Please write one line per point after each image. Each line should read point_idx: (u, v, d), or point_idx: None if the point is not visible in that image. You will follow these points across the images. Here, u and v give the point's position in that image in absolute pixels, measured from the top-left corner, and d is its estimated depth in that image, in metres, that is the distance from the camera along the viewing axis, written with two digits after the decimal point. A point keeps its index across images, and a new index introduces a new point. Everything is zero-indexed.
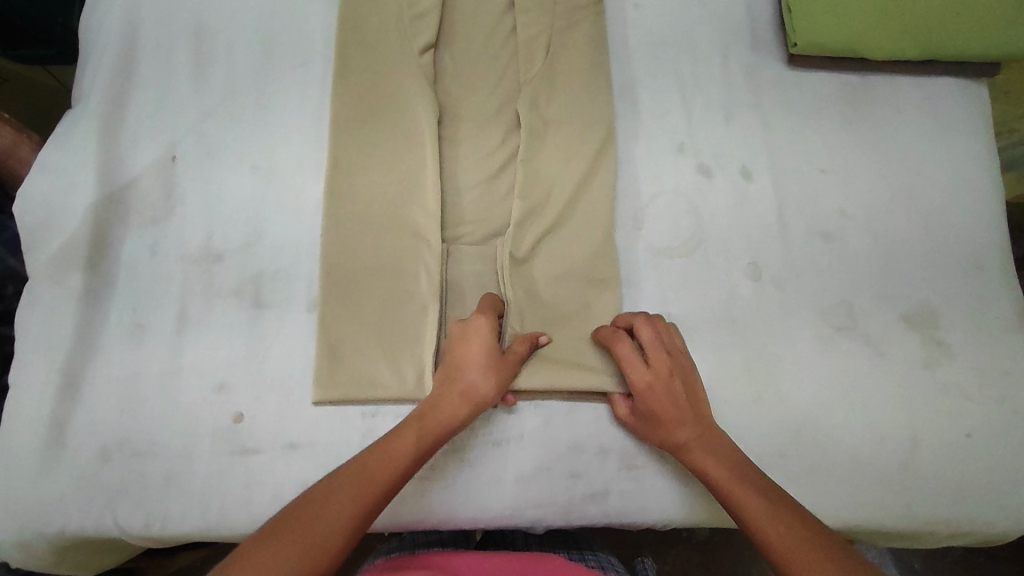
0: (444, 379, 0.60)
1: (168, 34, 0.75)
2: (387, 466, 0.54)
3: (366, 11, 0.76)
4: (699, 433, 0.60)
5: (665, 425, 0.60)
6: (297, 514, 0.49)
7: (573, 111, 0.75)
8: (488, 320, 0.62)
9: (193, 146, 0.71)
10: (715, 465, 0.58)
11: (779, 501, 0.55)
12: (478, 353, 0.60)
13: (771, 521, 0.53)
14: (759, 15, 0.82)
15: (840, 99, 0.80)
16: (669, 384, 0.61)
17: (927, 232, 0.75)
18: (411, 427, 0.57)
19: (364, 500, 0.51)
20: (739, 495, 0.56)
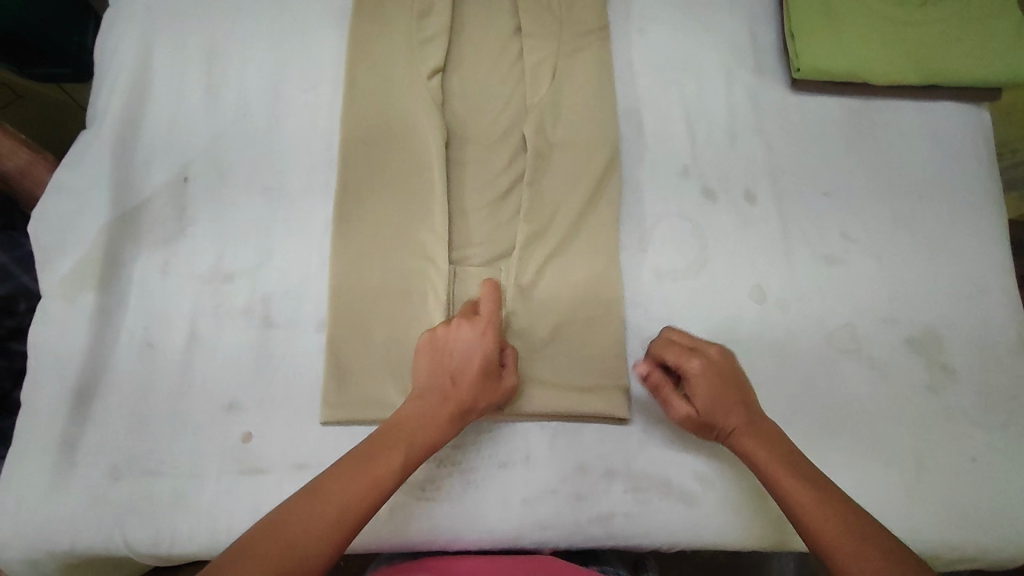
0: (431, 388, 0.59)
1: (181, 56, 0.76)
2: (374, 482, 0.52)
3: (375, 35, 0.77)
4: (745, 420, 0.60)
5: (716, 410, 0.61)
6: (273, 533, 0.47)
7: (580, 134, 0.76)
8: (486, 331, 0.61)
9: (205, 168, 0.72)
10: (765, 454, 0.58)
11: (826, 490, 0.54)
12: (474, 365, 0.60)
13: (817, 509, 0.53)
14: (762, 40, 0.83)
15: (842, 123, 0.81)
16: (714, 371, 0.62)
17: (930, 255, 0.76)
18: (400, 442, 0.55)
19: (347, 518, 0.49)
20: (786, 481, 0.55)
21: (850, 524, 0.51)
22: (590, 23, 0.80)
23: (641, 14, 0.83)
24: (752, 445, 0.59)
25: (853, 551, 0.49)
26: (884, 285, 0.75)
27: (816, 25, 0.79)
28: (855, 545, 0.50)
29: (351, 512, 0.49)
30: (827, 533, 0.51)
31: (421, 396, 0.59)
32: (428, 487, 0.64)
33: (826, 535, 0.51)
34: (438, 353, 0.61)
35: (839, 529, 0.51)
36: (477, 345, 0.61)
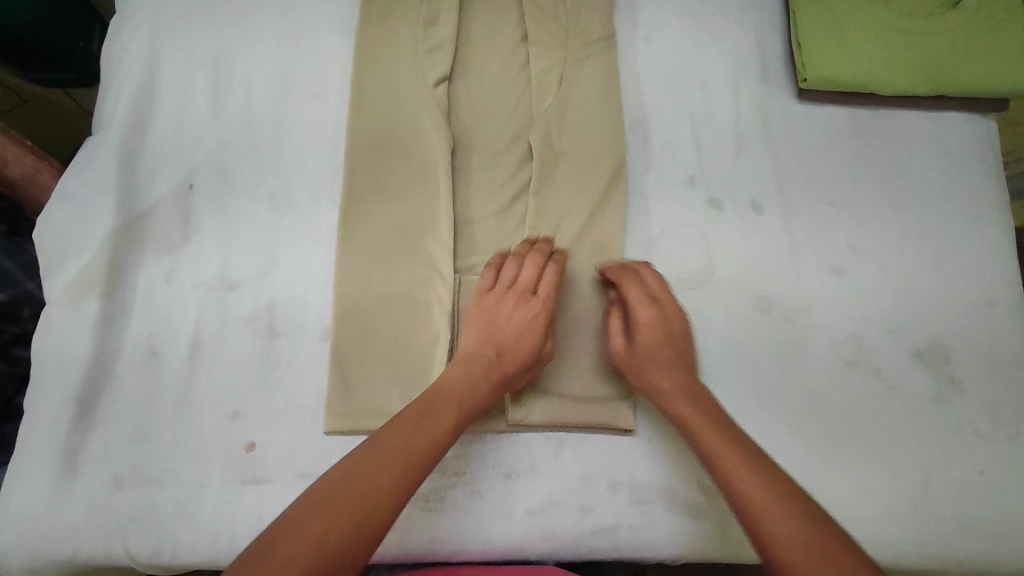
0: (482, 355, 0.61)
1: (187, 63, 0.76)
2: (431, 436, 0.53)
3: (381, 43, 0.77)
4: (681, 379, 0.61)
5: (654, 368, 0.62)
6: (340, 486, 0.47)
7: (585, 142, 0.76)
8: (537, 309, 0.63)
9: (210, 175, 0.72)
10: (696, 412, 0.58)
11: (750, 449, 0.54)
12: (526, 344, 0.62)
13: (739, 463, 0.52)
14: (768, 49, 0.83)
15: (849, 133, 0.81)
16: (664, 329, 0.63)
17: (937, 265, 0.76)
18: (452, 406, 0.56)
19: (410, 469, 0.50)
20: (710, 437, 0.55)
21: (769, 480, 0.51)
22: (596, 31, 0.80)
23: (648, 22, 0.83)
24: (683, 402, 0.59)
25: (768, 504, 0.49)
26: (890, 295, 0.74)
27: (826, 34, 0.79)
28: (770, 498, 0.49)
29: (415, 465, 0.50)
30: (745, 485, 0.51)
31: (469, 362, 0.60)
32: (433, 498, 0.63)
33: (743, 487, 0.51)
34: (487, 320, 0.63)
35: (757, 481, 0.51)
36: (528, 321, 0.63)
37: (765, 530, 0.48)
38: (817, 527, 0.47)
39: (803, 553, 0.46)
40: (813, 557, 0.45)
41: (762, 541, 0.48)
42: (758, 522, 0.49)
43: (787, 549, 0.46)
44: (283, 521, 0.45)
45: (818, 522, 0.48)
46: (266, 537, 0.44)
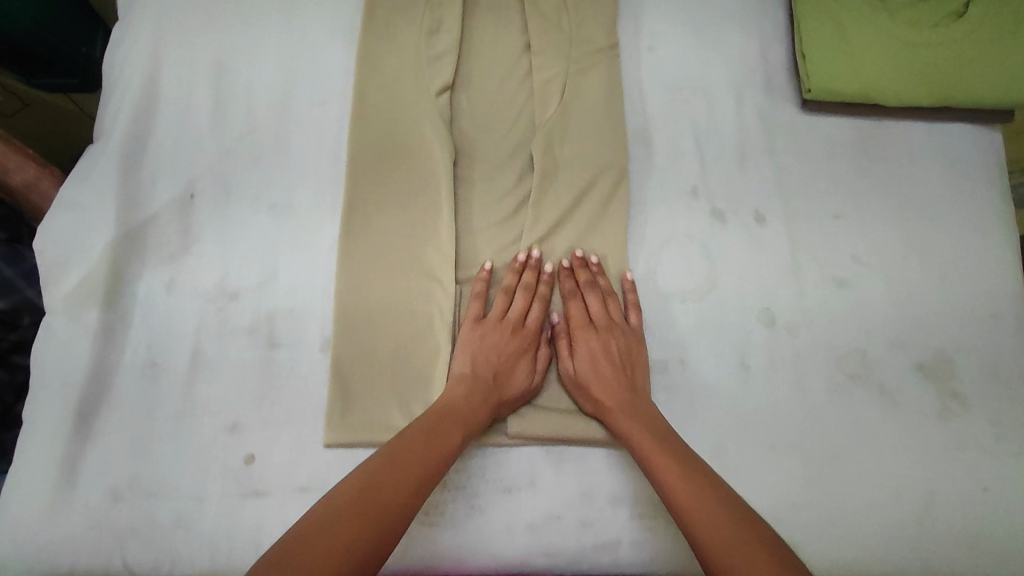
0: (480, 378, 0.63)
1: (189, 71, 0.76)
2: (439, 451, 0.56)
3: (383, 51, 0.77)
4: (619, 388, 0.64)
5: (596, 385, 0.64)
6: (361, 497, 0.49)
7: (587, 153, 0.75)
8: (529, 340, 0.67)
9: (211, 184, 0.72)
10: (634, 424, 0.61)
11: (685, 457, 0.58)
12: (521, 375, 0.65)
13: (674, 473, 0.56)
14: (772, 59, 0.83)
15: (853, 144, 0.80)
16: (604, 340, 0.66)
17: (941, 279, 0.75)
18: (456, 424, 0.59)
19: (422, 483, 0.53)
20: (648, 448, 0.59)
21: (700, 485, 0.55)
22: (599, 41, 0.79)
23: (651, 32, 0.83)
24: (621, 412, 0.63)
25: (699, 510, 0.53)
26: (895, 308, 0.74)
27: (829, 45, 0.79)
28: (698, 503, 0.54)
29: (422, 487, 0.53)
30: (680, 493, 0.55)
31: (471, 385, 0.62)
32: (432, 512, 0.63)
33: (679, 495, 0.55)
34: (485, 343, 0.65)
35: (689, 489, 0.55)
36: (521, 354, 0.66)
37: (698, 534, 0.52)
38: (748, 527, 0.51)
39: (727, 551, 0.50)
40: (737, 554, 0.49)
41: (696, 546, 0.52)
42: (692, 531, 0.52)
43: (715, 551, 0.50)
44: (309, 530, 0.46)
45: (747, 522, 0.52)
46: (297, 546, 0.45)
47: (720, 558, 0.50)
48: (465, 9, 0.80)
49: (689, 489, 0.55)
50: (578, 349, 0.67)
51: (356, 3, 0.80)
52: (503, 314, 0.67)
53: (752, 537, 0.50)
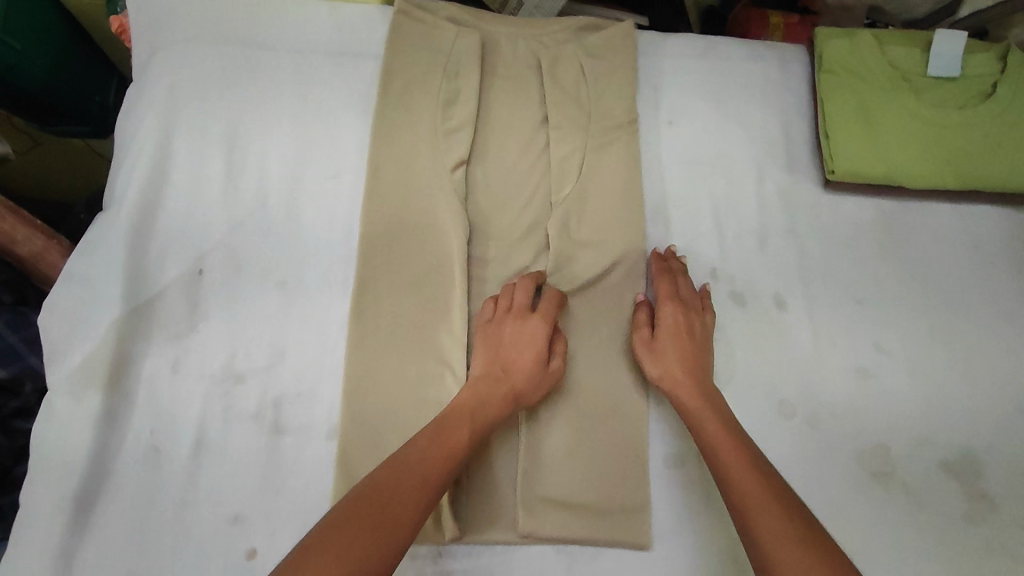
0: (499, 379, 0.64)
1: (202, 140, 0.75)
2: (446, 453, 0.57)
3: (400, 123, 0.76)
4: (689, 381, 0.65)
5: (670, 358, 0.66)
6: (369, 501, 0.51)
7: (604, 233, 0.75)
8: (542, 327, 0.66)
9: (221, 259, 0.70)
10: (707, 417, 0.63)
11: (751, 454, 0.59)
12: (525, 358, 0.65)
13: (741, 466, 0.58)
14: (795, 136, 0.81)
15: (876, 225, 0.79)
16: (679, 334, 0.68)
17: (967, 370, 0.73)
18: (464, 420, 0.60)
19: (426, 488, 0.54)
20: (718, 441, 0.61)
21: (764, 483, 0.56)
22: (619, 115, 0.78)
23: (671, 105, 0.81)
24: (693, 404, 0.64)
25: (761, 500, 0.55)
26: (918, 400, 0.72)
27: (855, 126, 0.77)
28: (761, 498, 0.55)
29: (432, 489, 0.55)
30: (743, 486, 0.57)
31: (492, 383, 0.63)
32: None
33: (742, 488, 0.57)
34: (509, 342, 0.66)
35: (755, 485, 0.56)
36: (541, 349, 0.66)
37: (752, 515, 0.55)
38: (806, 528, 0.53)
39: (787, 551, 0.51)
40: (793, 555, 0.51)
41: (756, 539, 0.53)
42: (750, 517, 0.55)
43: (775, 547, 0.52)
44: (319, 533, 0.49)
45: (798, 512, 0.54)
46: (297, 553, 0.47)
47: (778, 556, 0.51)
48: (483, 78, 0.80)
49: (754, 485, 0.56)
50: (653, 341, 0.68)
51: (372, 73, 0.79)
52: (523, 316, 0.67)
53: (807, 541, 0.52)
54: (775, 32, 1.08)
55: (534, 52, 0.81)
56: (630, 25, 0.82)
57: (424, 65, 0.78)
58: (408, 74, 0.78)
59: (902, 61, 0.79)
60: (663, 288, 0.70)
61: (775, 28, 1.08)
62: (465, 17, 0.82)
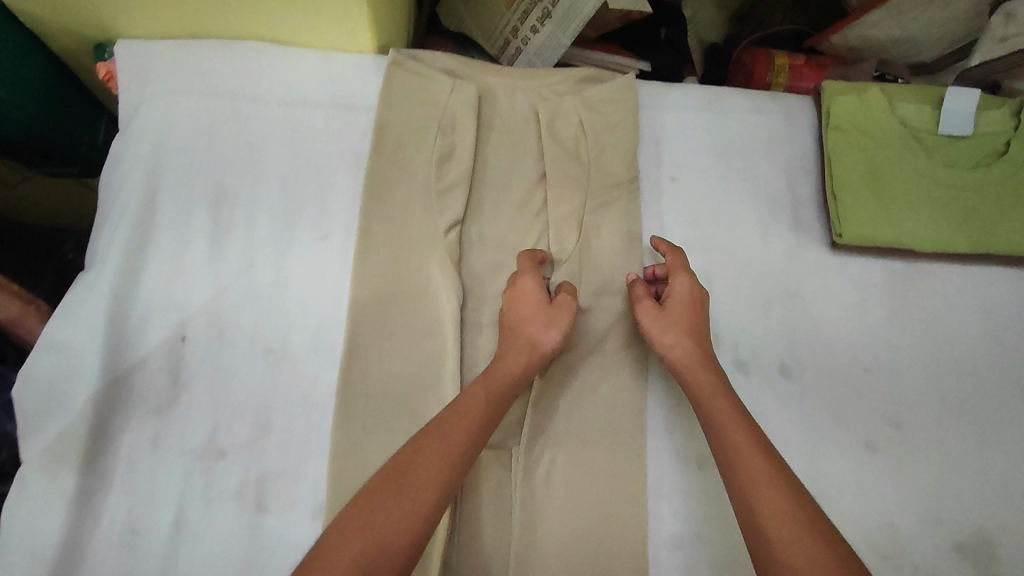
0: (511, 346, 0.65)
1: (187, 199, 0.72)
2: (464, 420, 0.58)
3: (392, 180, 0.73)
4: (698, 358, 0.65)
5: (677, 331, 0.66)
6: (388, 481, 0.54)
7: (602, 299, 0.72)
8: (535, 283, 0.68)
9: (205, 327, 0.68)
10: (717, 396, 0.62)
11: (761, 439, 0.59)
12: (525, 311, 0.66)
13: (750, 449, 0.58)
14: (801, 194, 0.79)
15: (885, 288, 0.76)
16: (690, 305, 0.68)
17: (979, 446, 0.71)
18: (478, 386, 0.62)
19: (445, 459, 0.56)
20: (729, 423, 0.60)
21: (775, 470, 0.56)
22: (619, 175, 0.76)
23: (673, 161, 0.79)
24: (703, 381, 0.64)
25: (762, 482, 0.55)
26: (928, 475, 0.69)
27: (863, 188, 0.74)
28: (767, 485, 0.55)
29: (452, 457, 0.56)
30: (751, 469, 0.56)
31: (505, 352, 0.65)
32: None
33: (750, 471, 0.56)
34: (519, 311, 0.67)
35: (764, 469, 0.56)
36: (553, 315, 0.66)
37: (753, 496, 0.55)
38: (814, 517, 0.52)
39: (792, 541, 0.51)
40: (799, 545, 0.51)
41: (757, 524, 0.53)
42: (751, 499, 0.55)
43: (781, 535, 0.51)
44: (346, 515, 0.51)
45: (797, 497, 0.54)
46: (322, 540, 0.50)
47: (784, 543, 0.51)
48: (479, 133, 0.77)
49: (763, 470, 0.56)
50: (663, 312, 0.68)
51: (364, 127, 0.77)
52: (532, 286, 0.68)
53: (814, 531, 0.51)
54: (780, 75, 1.06)
55: (531, 104, 0.79)
56: (631, 78, 0.79)
57: (418, 119, 0.76)
58: (401, 128, 0.75)
59: (912, 119, 0.76)
60: (675, 260, 0.70)
61: (780, 70, 1.06)
62: (460, 67, 0.79)
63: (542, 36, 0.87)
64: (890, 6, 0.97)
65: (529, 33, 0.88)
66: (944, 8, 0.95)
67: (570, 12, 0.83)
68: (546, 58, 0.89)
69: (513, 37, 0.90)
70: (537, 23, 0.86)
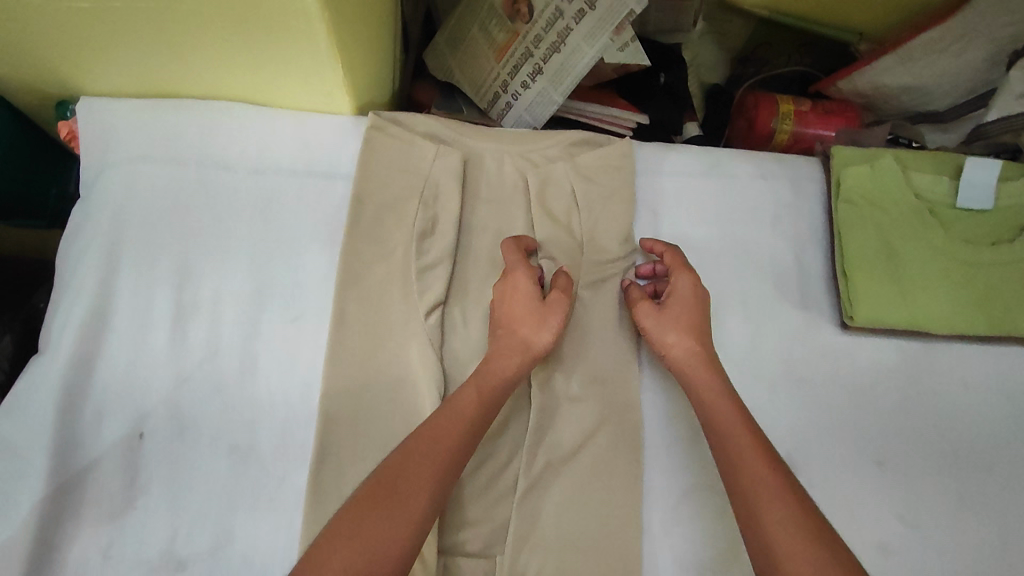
0: (505, 343, 0.64)
1: (148, 279, 0.67)
2: (455, 422, 0.58)
3: (370, 257, 0.69)
4: (701, 359, 0.64)
5: (680, 332, 0.65)
6: (381, 484, 0.53)
7: (595, 387, 0.67)
8: (528, 279, 0.66)
9: (165, 421, 0.63)
10: (719, 399, 0.61)
11: (766, 445, 0.57)
12: (519, 307, 0.65)
13: (754, 456, 0.56)
14: (808, 267, 0.74)
15: (899, 371, 0.71)
16: (691, 305, 0.67)
17: (1004, 550, 0.66)
18: (471, 384, 0.60)
19: (438, 462, 0.55)
20: (733, 428, 0.58)
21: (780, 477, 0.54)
22: (613, 252, 0.71)
23: (672, 234, 0.74)
24: (706, 384, 0.62)
25: (767, 484, 0.54)
26: None
27: (876, 266, 0.69)
28: (772, 485, 0.53)
29: (444, 461, 0.55)
30: (754, 472, 0.55)
31: (496, 353, 0.63)
32: None
33: (754, 475, 0.54)
34: (511, 312, 0.65)
35: (767, 470, 0.54)
36: (545, 314, 0.64)
37: (758, 497, 0.53)
38: (819, 525, 0.51)
39: (797, 551, 0.49)
40: (803, 554, 0.49)
41: (760, 533, 0.51)
42: (756, 500, 0.53)
43: (783, 544, 0.50)
44: (339, 519, 0.51)
45: (803, 500, 0.53)
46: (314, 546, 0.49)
47: (787, 552, 0.49)
48: (464, 202, 0.72)
49: (767, 476, 0.54)
50: (662, 311, 0.67)
51: (341, 197, 0.72)
52: (523, 284, 0.65)
53: (819, 541, 0.49)
54: (786, 121, 1.01)
55: (520, 170, 0.74)
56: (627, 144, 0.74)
57: (399, 189, 0.71)
58: (380, 198, 0.70)
59: (928, 190, 0.71)
60: (674, 259, 0.69)
61: (786, 116, 1.01)
62: (444, 131, 0.74)
63: (533, 92, 0.82)
64: (901, 52, 0.93)
65: (519, 88, 0.83)
66: (959, 56, 0.91)
67: (562, 69, 0.79)
68: (537, 115, 0.84)
69: (502, 91, 0.84)
70: (528, 79, 0.82)
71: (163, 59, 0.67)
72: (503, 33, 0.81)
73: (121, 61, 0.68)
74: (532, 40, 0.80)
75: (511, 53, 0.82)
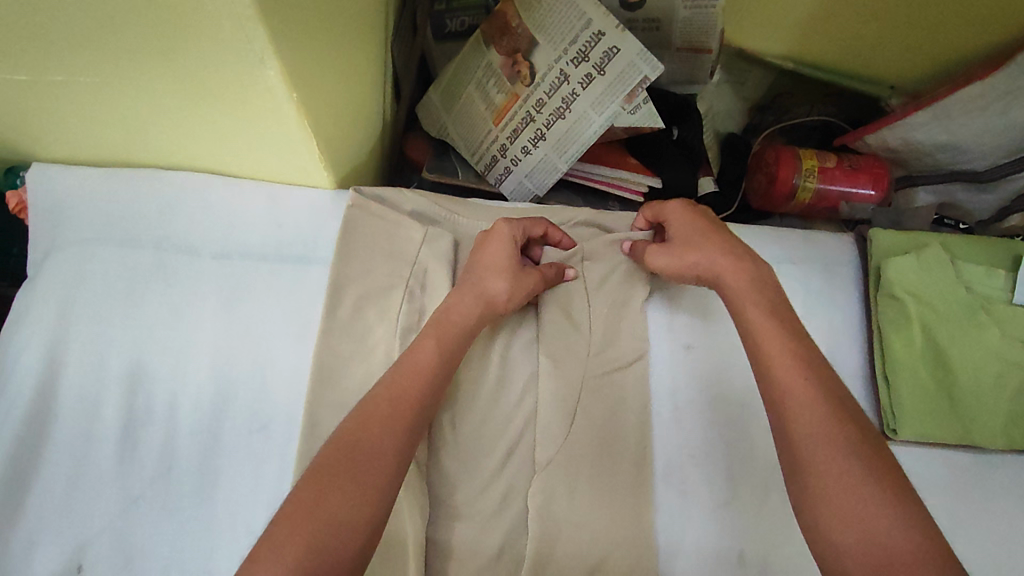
0: (463, 292, 0.60)
1: (97, 382, 0.59)
2: (416, 371, 0.54)
3: (348, 357, 0.60)
4: (732, 263, 0.58)
5: (686, 246, 0.61)
6: (342, 450, 0.48)
7: (600, 509, 0.59)
8: (510, 245, 0.63)
9: (107, 553, 0.54)
10: (751, 303, 0.56)
11: (803, 347, 0.52)
12: (493, 263, 0.61)
13: (788, 360, 0.51)
14: (844, 364, 0.65)
15: (953, 487, 0.61)
16: (690, 218, 0.63)
17: None
18: (429, 335, 0.56)
19: (401, 418, 0.51)
20: (766, 333, 0.53)
21: (814, 385, 0.50)
22: (624, 353, 0.64)
23: (686, 326, 0.68)
24: (736, 286, 0.57)
25: (794, 388, 0.49)
26: None
27: (921, 371, 0.63)
28: (801, 392, 0.49)
29: (406, 413, 0.51)
30: (789, 380, 0.50)
31: (456, 295, 0.60)
32: None
33: (786, 385, 0.50)
34: (483, 259, 0.62)
35: (800, 378, 0.50)
36: (519, 278, 0.62)
37: (785, 409, 0.49)
38: (856, 435, 0.47)
39: (827, 464, 0.45)
40: (833, 466, 0.45)
41: (790, 435, 0.48)
42: (781, 408, 0.49)
43: (813, 456, 0.46)
44: (299, 488, 0.46)
45: (844, 412, 0.48)
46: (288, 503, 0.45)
47: (817, 463, 0.46)
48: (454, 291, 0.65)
49: (801, 381, 0.50)
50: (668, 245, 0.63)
51: (318, 285, 0.64)
52: (510, 242, 0.63)
53: (845, 455, 0.46)
54: (809, 178, 0.93)
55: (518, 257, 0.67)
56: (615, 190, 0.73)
57: (383, 276, 0.64)
58: (362, 286, 0.63)
59: (981, 284, 0.65)
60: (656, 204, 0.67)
61: (809, 174, 0.93)
62: (435, 209, 0.68)
63: (535, 158, 0.75)
64: (938, 108, 0.84)
65: (519, 152, 0.75)
66: (1002, 115, 0.82)
67: (567, 136, 0.72)
68: (539, 181, 0.76)
69: (500, 155, 0.77)
70: (529, 144, 0.74)
71: (116, 132, 0.59)
72: (502, 94, 0.74)
73: (70, 135, 0.60)
74: (534, 104, 0.73)
75: (510, 116, 0.74)
